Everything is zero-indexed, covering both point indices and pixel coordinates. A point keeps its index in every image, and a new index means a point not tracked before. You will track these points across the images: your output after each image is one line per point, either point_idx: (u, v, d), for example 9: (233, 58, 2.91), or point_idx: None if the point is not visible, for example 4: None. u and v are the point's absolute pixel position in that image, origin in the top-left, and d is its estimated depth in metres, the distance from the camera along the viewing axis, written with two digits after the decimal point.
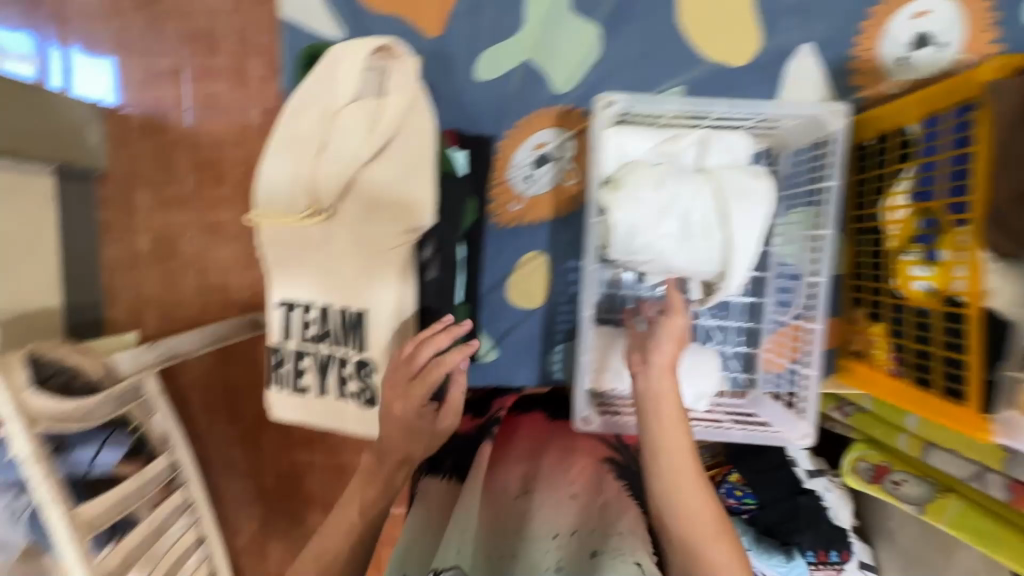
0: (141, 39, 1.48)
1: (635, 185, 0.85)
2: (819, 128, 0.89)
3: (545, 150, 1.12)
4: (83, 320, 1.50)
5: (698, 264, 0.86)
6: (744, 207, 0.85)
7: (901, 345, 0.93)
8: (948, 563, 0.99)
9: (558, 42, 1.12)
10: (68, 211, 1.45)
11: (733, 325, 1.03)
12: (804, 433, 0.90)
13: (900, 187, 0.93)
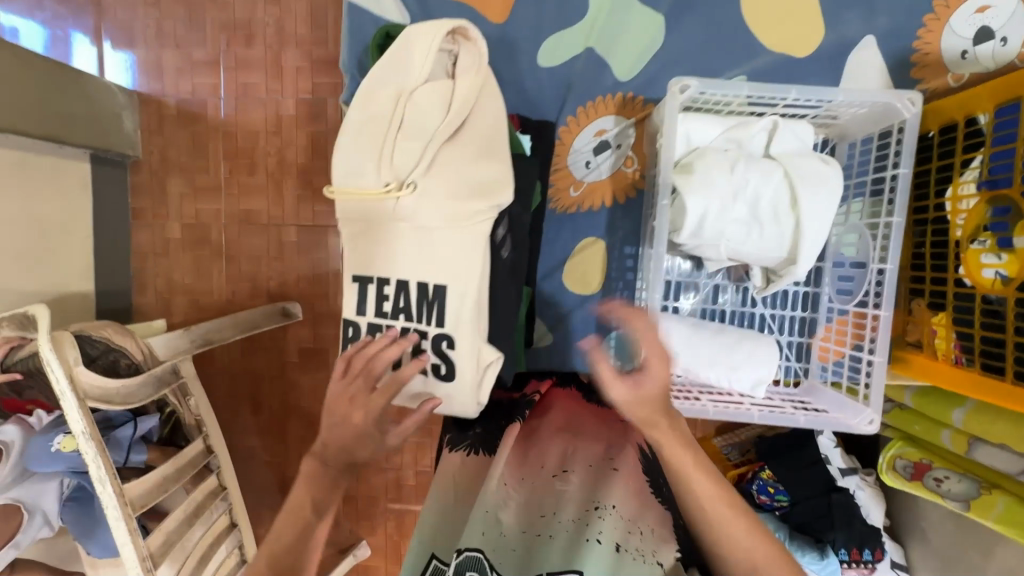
0: (179, 28, 1.49)
1: (706, 168, 0.72)
2: (888, 116, 0.78)
3: (605, 137, 1.02)
4: (113, 305, 1.51)
5: (766, 251, 0.74)
6: (813, 193, 0.74)
7: (967, 334, 0.83)
8: (987, 564, 0.97)
9: (620, 32, 0.99)
10: (102, 196, 1.47)
11: (788, 315, 0.92)
12: (871, 418, 0.76)
13: (966, 176, 0.84)
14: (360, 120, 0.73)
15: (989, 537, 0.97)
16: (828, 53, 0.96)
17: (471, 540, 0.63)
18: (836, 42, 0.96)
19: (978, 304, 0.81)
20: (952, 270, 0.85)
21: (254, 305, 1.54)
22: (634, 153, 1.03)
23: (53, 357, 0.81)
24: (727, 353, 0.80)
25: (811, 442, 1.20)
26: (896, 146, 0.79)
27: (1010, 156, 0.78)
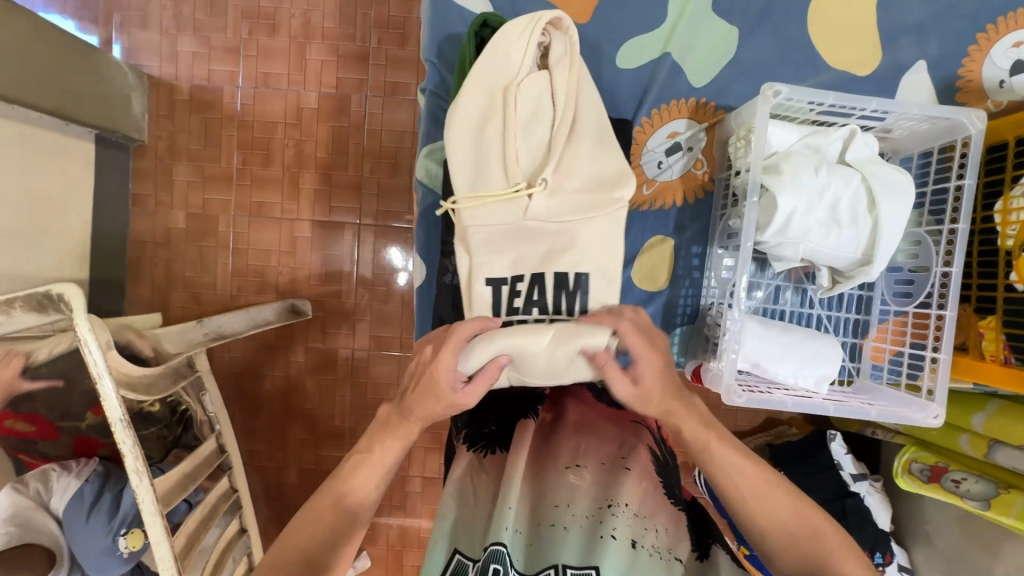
0: (199, 13, 1.45)
1: (795, 169, 0.68)
2: (949, 132, 0.75)
3: (679, 139, 0.85)
4: (106, 296, 1.42)
5: (840, 253, 0.71)
6: (898, 197, 0.69)
7: (1021, 337, 0.77)
8: (993, 564, 1.03)
9: (703, 33, 0.83)
10: (104, 180, 1.39)
11: (839, 317, 0.86)
12: (935, 412, 0.74)
13: (1017, 188, 0.78)
14: (471, 121, 0.76)
15: (995, 536, 1.03)
16: (885, 76, 0.84)
17: (497, 536, 0.63)
18: (891, 67, 0.84)
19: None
20: (1001, 275, 0.79)
21: (261, 301, 1.48)
22: (710, 155, 0.86)
23: (92, 338, 0.77)
24: (796, 350, 0.77)
25: (822, 449, 1.24)
26: (959, 160, 0.75)
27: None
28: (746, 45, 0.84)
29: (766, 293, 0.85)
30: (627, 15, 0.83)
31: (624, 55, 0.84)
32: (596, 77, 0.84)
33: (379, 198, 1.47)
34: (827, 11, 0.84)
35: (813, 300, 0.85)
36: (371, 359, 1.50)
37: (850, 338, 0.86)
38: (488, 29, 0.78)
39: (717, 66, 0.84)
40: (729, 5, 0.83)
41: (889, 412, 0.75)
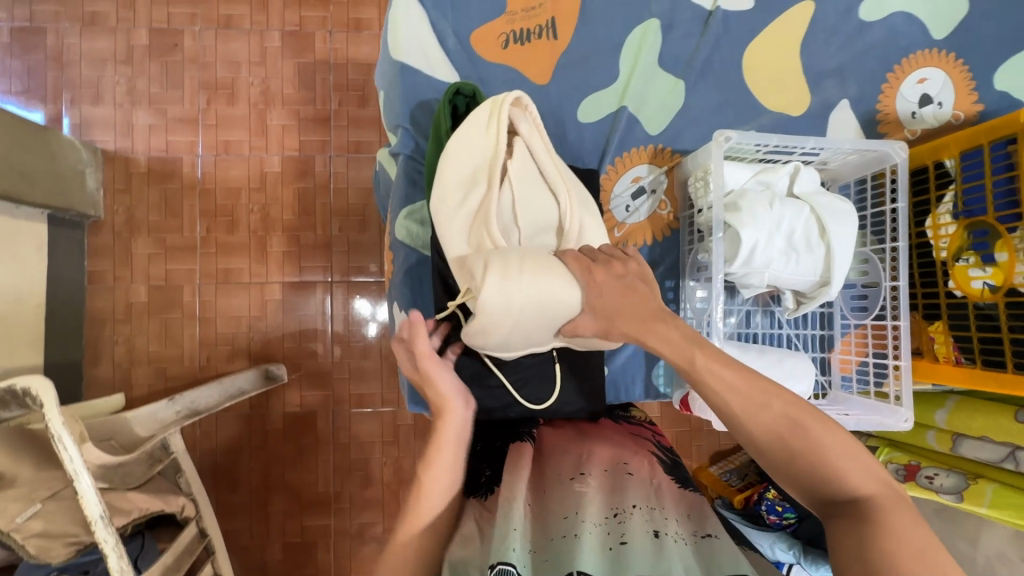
0: (154, 85, 1.45)
1: (753, 205, 0.75)
2: (877, 163, 0.84)
3: (642, 183, 0.91)
4: (63, 380, 1.34)
5: (799, 278, 0.77)
6: (845, 225, 0.75)
7: (964, 338, 0.85)
8: (976, 552, 1.08)
9: (653, 87, 0.91)
10: (59, 259, 1.34)
11: (806, 335, 0.92)
12: (905, 416, 0.80)
13: (942, 206, 0.88)
14: (456, 211, 0.77)
15: (975, 524, 1.09)
16: (816, 115, 0.94)
17: (504, 556, 0.57)
18: (820, 106, 0.94)
19: (972, 312, 0.83)
20: (941, 284, 0.88)
21: (233, 369, 1.44)
22: (671, 196, 0.92)
23: (66, 434, 0.72)
24: (774, 371, 0.82)
25: None
26: (891, 186, 0.84)
27: (981, 188, 0.83)
28: (693, 95, 0.92)
29: (738, 319, 0.90)
30: (581, 75, 0.90)
31: (584, 109, 0.90)
32: (561, 131, 0.90)
33: (349, 254, 1.48)
34: (757, 61, 0.93)
35: (783, 324, 0.91)
36: (353, 418, 1.46)
37: (819, 353, 0.92)
38: (461, 96, 0.81)
39: (668, 116, 0.91)
40: (673, 61, 0.92)
41: (865, 420, 0.82)
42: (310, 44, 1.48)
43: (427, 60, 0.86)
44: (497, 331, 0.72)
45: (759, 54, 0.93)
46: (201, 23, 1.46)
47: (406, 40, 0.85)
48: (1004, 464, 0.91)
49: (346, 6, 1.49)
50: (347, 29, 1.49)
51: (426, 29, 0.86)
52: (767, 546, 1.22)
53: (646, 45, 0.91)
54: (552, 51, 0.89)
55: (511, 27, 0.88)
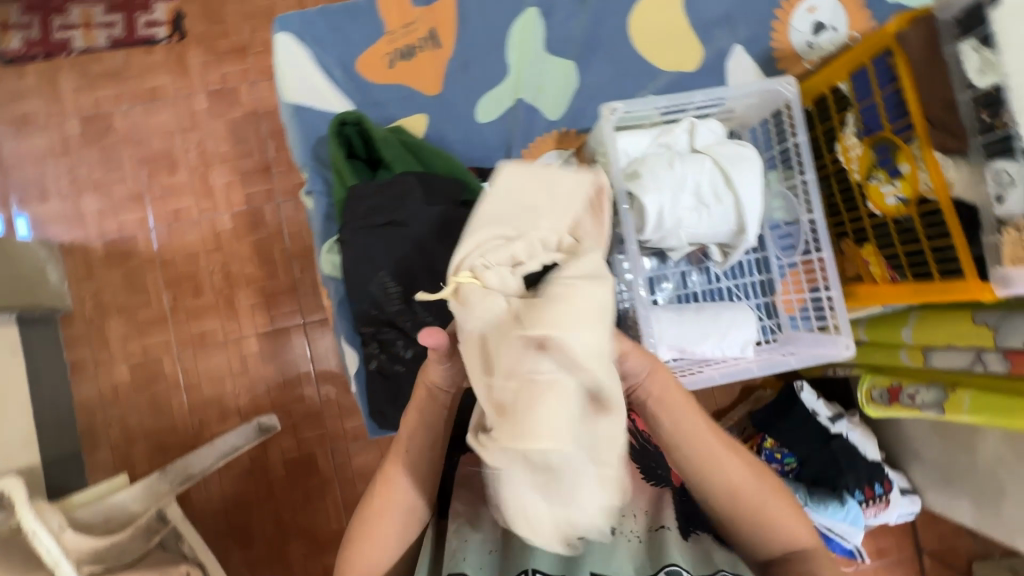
0: (95, 171, 1.48)
1: (652, 170, 0.76)
2: (775, 99, 0.84)
3: (554, 169, 0.92)
4: (66, 473, 1.37)
5: (711, 233, 0.78)
6: (745, 170, 0.76)
7: (894, 257, 0.85)
8: (976, 459, 1.08)
9: (545, 74, 0.93)
10: (37, 357, 1.37)
11: (745, 284, 0.93)
12: (845, 342, 0.79)
13: (847, 128, 0.88)
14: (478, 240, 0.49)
15: (968, 433, 1.08)
16: (712, 64, 0.94)
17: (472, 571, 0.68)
18: (715, 55, 0.94)
19: (893, 229, 0.83)
20: (863, 207, 0.87)
21: (226, 429, 1.46)
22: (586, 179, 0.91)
23: (40, 527, 0.78)
24: (712, 326, 0.84)
25: (795, 401, 1.29)
26: (789, 120, 0.84)
27: (874, 105, 0.83)
28: (586, 73, 0.94)
29: (672, 282, 0.90)
30: (474, 79, 0.92)
31: (481, 110, 0.92)
32: (464, 135, 0.92)
33: (316, 293, 1.49)
34: (644, 25, 0.94)
35: (718, 277, 0.92)
36: (352, 452, 1.48)
37: (761, 299, 0.92)
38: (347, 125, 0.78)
39: (565, 100, 0.93)
40: (560, 45, 0.93)
41: (807, 355, 0.81)
42: (236, 99, 1.50)
43: (322, 98, 0.90)
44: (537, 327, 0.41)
45: (644, 18, 0.94)
46: (127, 101, 1.49)
47: (297, 86, 0.89)
48: (974, 369, 0.89)
49: (262, 54, 1.51)
50: (268, 77, 1.51)
51: (313, 71, 0.90)
52: None
53: (529, 35, 0.93)
54: (432, 62, 0.92)
55: (394, 46, 0.92)
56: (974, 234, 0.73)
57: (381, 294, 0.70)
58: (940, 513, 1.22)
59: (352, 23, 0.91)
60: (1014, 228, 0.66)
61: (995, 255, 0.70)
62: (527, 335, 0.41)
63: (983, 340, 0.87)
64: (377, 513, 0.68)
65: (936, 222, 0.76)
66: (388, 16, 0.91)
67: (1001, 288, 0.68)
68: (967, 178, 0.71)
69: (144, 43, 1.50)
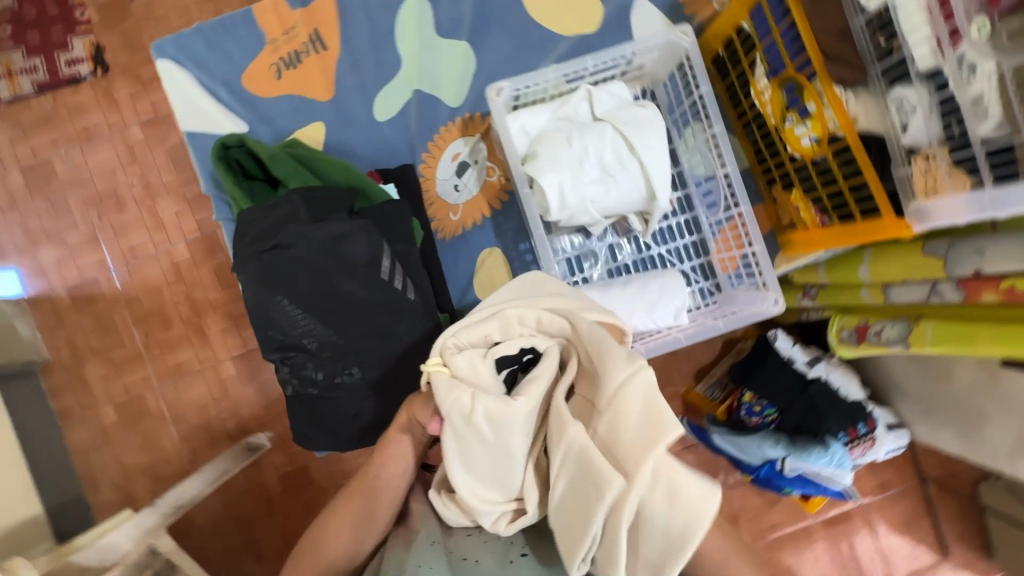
0: (46, 220, 1.48)
1: (547, 149, 0.88)
2: (676, 50, 0.94)
3: (462, 158, 1.05)
4: (70, 517, 1.41)
5: (625, 197, 0.91)
6: (643, 135, 0.89)
7: (817, 197, 0.94)
8: (954, 386, 1.05)
9: (440, 62, 1.05)
10: (21, 411, 1.39)
11: (680, 245, 1.07)
12: (774, 298, 0.91)
13: (757, 71, 0.94)
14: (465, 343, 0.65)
15: (944, 360, 1.05)
16: (613, 19, 1.06)
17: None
18: (616, 13, 1.06)
19: (813, 169, 0.91)
20: (785, 151, 0.95)
21: (217, 454, 1.48)
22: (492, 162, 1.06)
23: None
24: (642, 295, 0.95)
25: (770, 350, 1.27)
26: (692, 71, 0.94)
27: (774, 43, 0.88)
28: (482, 54, 1.06)
29: (602, 249, 1.05)
30: (374, 82, 1.05)
31: (380, 105, 1.05)
32: (367, 134, 1.06)
33: None
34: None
35: (653, 246, 1.07)
36: (344, 459, 1.50)
37: (699, 260, 1.07)
38: (231, 147, 0.73)
39: (464, 86, 1.05)
40: (452, 30, 1.05)
41: (734, 319, 0.95)
42: (170, 125, 1.48)
43: (211, 121, 1.03)
44: (634, 421, 0.57)
45: None
46: (64, 145, 1.48)
47: (186, 112, 1.02)
48: (932, 301, 0.85)
49: None
50: None
51: (201, 96, 1.03)
52: (757, 449, 1.21)
53: (422, 27, 1.05)
54: (322, 64, 1.05)
55: (279, 57, 1.04)
56: (884, 166, 0.80)
57: (287, 320, 0.63)
58: (928, 443, 1.20)
59: (238, 43, 1.04)
60: (923, 156, 0.74)
61: (909, 186, 0.77)
62: (634, 437, 0.56)
63: (935, 270, 0.82)
64: (331, 532, 0.69)
65: (849, 160, 0.83)
66: (268, 25, 1.04)
67: (916, 224, 0.76)
68: (870, 111, 0.77)
69: (69, 83, 1.47)
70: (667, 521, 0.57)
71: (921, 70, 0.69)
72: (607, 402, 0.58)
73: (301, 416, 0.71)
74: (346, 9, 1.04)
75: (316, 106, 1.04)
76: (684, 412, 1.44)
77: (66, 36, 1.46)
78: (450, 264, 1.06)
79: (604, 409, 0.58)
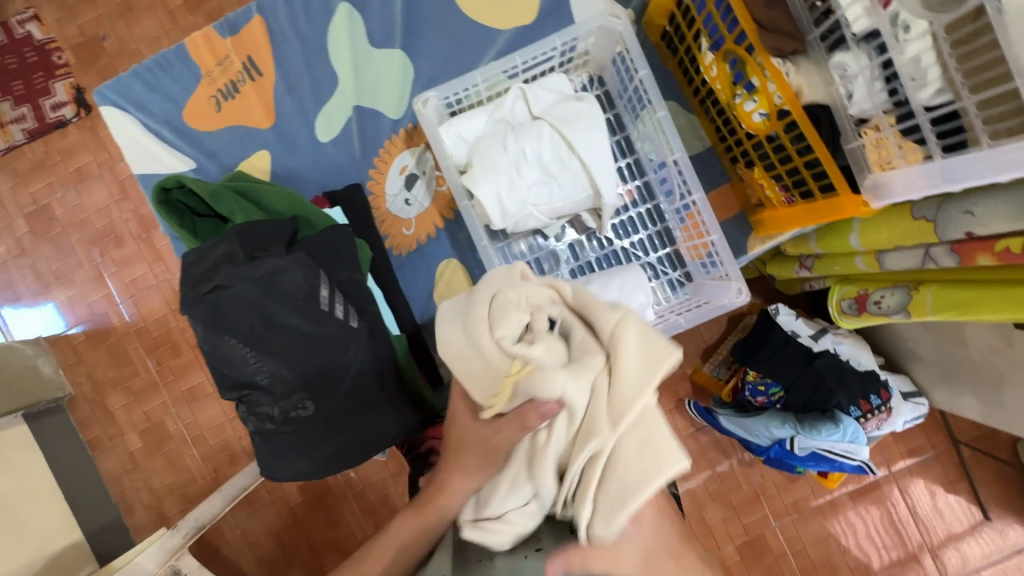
0: (53, 262, 1.54)
1: (484, 155, 0.92)
2: (611, 35, 0.95)
3: (409, 170, 1.11)
4: (110, 540, 1.49)
5: (570, 196, 0.94)
6: (581, 131, 0.91)
7: (778, 174, 0.94)
8: (969, 351, 0.98)
9: (377, 75, 1.10)
10: (52, 445, 1.47)
11: (644, 237, 1.08)
12: (737, 290, 0.89)
13: (703, 48, 0.96)
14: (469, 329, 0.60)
15: (956, 325, 0.98)
16: (548, 10, 1.09)
17: None
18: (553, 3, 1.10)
19: (768, 145, 0.91)
20: (740, 128, 0.95)
21: (238, 470, 1.53)
22: (438, 172, 1.11)
23: None
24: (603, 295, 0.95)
25: (773, 325, 1.20)
26: (628, 54, 0.94)
27: (711, 15, 0.90)
28: (417, 61, 1.11)
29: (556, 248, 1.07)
30: (313, 103, 1.11)
31: (320, 127, 1.11)
32: (321, 155, 1.11)
33: None
34: None
35: (614, 240, 1.08)
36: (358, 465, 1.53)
37: (667, 250, 1.07)
38: (169, 188, 0.77)
39: (403, 99, 1.11)
40: (385, 42, 1.10)
41: (695, 314, 0.95)
42: None
43: (166, 162, 1.11)
44: (634, 358, 0.53)
45: None
46: (60, 188, 1.53)
47: (137, 159, 1.10)
48: (927, 267, 0.79)
49: None
50: None
51: (152, 142, 1.11)
52: (764, 429, 1.17)
53: (355, 44, 1.10)
54: (259, 93, 1.10)
55: (216, 90, 1.10)
56: (835, 139, 0.81)
57: (238, 359, 0.64)
58: (948, 410, 1.13)
59: (174, 81, 1.10)
60: (874, 127, 0.75)
61: (862, 158, 0.79)
62: (637, 371, 0.52)
63: (926, 236, 0.76)
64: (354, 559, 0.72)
65: (799, 133, 0.83)
66: (202, 60, 1.10)
67: (874, 201, 0.77)
68: (812, 82, 0.79)
69: (56, 127, 1.51)
70: (642, 463, 0.52)
71: (857, 32, 0.71)
72: (613, 346, 0.54)
73: (267, 451, 0.72)
74: (279, 36, 1.09)
75: (262, 134, 1.10)
76: (692, 394, 1.39)
77: (47, 81, 1.50)
78: (411, 278, 1.12)
79: (601, 353, 0.55)
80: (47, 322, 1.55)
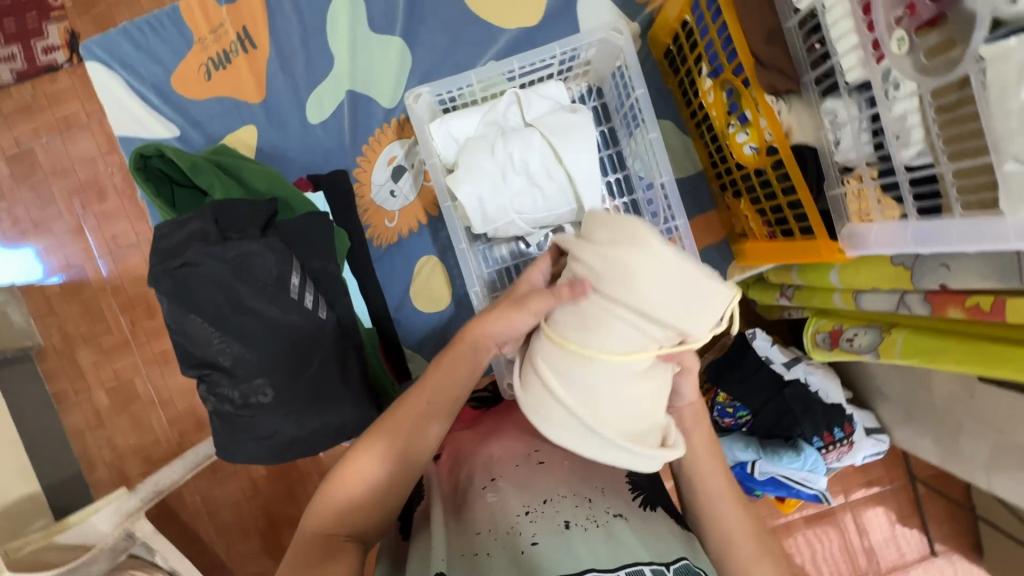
0: (32, 210, 1.51)
1: (472, 155, 0.91)
2: (613, 49, 0.95)
3: (397, 161, 1.10)
4: (68, 494, 1.48)
5: (551, 206, 0.93)
6: (568, 143, 0.91)
7: (762, 207, 0.95)
8: (933, 395, 1.00)
9: (377, 61, 1.09)
10: (17, 395, 1.45)
11: None
12: None
13: (702, 74, 0.96)
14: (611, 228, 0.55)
15: (922, 368, 1.00)
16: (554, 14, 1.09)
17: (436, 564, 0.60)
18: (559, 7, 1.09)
19: (756, 179, 0.92)
20: (731, 158, 0.96)
21: (203, 437, 1.53)
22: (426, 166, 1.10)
23: None
24: None
25: (747, 351, 1.20)
26: (626, 69, 0.94)
27: (712, 41, 0.90)
28: (418, 51, 1.10)
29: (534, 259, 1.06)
30: (306, 82, 1.09)
31: (312, 108, 1.10)
32: (311, 135, 1.10)
33: None
34: None
35: None
36: None
37: None
38: (147, 156, 0.75)
39: (397, 90, 1.10)
40: (387, 29, 1.08)
41: None
42: None
43: (151, 124, 1.08)
44: None
45: None
46: (45, 134, 1.49)
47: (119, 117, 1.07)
48: (901, 313, 0.80)
49: None
50: None
51: (138, 102, 1.08)
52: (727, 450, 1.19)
53: (355, 27, 1.08)
54: (251, 64, 1.08)
55: (208, 57, 1.08)
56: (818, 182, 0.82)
57: (203, 339, 0.65)
58: (907, 450, 1.15)
59: (165, 43, 1.07)
60: (858, 177, 0.76)
61: (842, 206, 0.80)
62: None
63: (906, 282, 0.77)
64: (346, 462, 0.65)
65: (785, 172, 0.85)
66: (195, 25, 1.07)
67: (848, 248, 0.79)
68: (802, 123, 0.80)
69: (46, 71, 1.47)
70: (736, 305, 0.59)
71: (849, 81, 0.72)
72: None
73: (223, 431, 0.72)
74: (278, 10, 1.07)
75: (253, 107, 1.08)
76: None
77: (41, 22, 1.45)
78: (388, 270, 1.12)
79: None
80: (23, 268, 1.52)
